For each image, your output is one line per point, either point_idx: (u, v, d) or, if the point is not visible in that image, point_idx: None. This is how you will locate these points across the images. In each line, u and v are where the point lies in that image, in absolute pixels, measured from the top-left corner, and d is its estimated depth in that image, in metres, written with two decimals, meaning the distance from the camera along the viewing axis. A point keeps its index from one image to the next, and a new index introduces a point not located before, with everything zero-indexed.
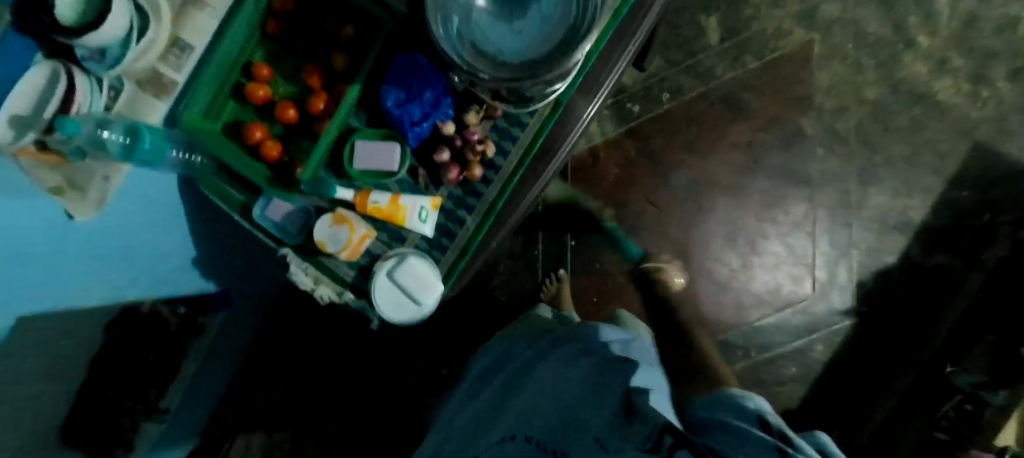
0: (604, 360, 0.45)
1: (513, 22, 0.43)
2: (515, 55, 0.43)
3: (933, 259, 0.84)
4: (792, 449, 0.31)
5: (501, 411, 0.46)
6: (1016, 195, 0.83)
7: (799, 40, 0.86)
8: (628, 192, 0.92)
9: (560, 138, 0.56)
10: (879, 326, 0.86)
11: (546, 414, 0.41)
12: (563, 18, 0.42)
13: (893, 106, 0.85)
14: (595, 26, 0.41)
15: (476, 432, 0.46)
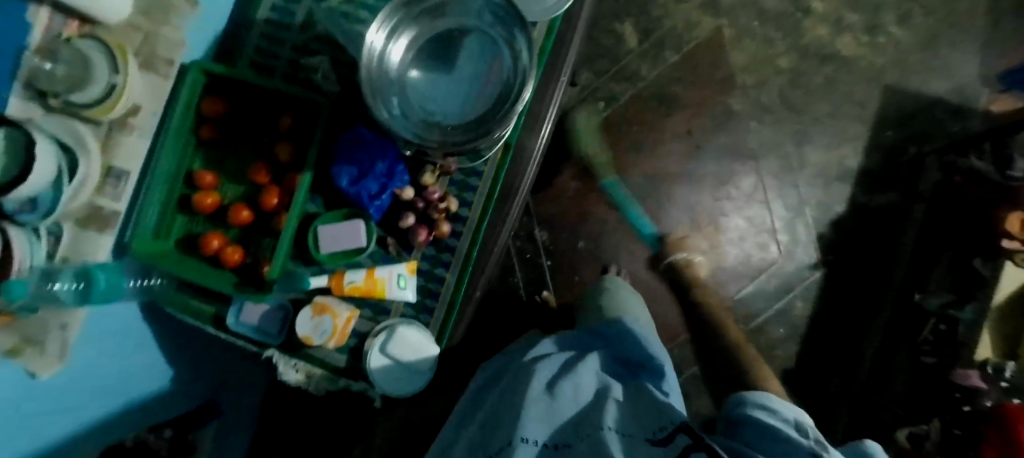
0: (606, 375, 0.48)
1: (446, 83, 0.45)
2: (457, 115, 0.44)
3: (877, 199, 0.90)
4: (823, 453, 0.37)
5: (497, 422, 0.46)
6: (932, 125, 0.90)
7: (710, 28, 0.93)
8: (590, 202, 0.95)
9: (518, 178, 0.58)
10: (848, 271, 0.90)
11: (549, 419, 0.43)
12: (497, 78, 0.44)
13: (806, 69, 0.92)
14: (528, 78, 0.43)
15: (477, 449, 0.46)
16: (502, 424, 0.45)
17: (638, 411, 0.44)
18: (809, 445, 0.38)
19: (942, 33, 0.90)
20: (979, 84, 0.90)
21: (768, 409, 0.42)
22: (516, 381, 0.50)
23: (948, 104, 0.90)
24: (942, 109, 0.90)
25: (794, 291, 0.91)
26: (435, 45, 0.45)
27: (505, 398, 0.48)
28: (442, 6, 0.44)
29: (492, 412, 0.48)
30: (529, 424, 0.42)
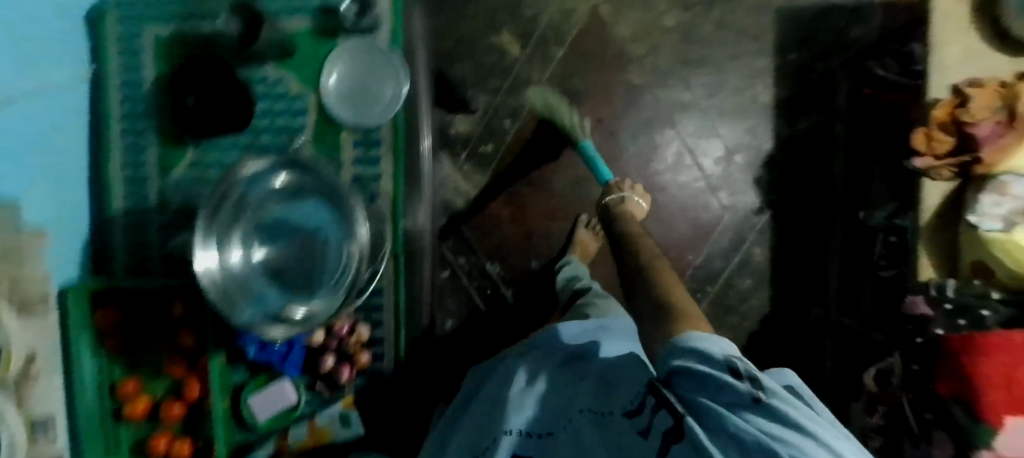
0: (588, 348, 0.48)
1: (303, 248, 0.48)
2: (332, 264, 0.48)
3: (801, 125, 0.88)
4: (766, 394, 0.30)
5: (487, 416, 0.45)
6: (834, 33, 0.86)
7: (586, 13, 0.91)
8: (528, 219, 0.95)
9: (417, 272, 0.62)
10: (793, 203, 0.89)
11: (534, 409, 0.42)
12: (333, 206, 0.48)
13: (693, 20, 0.89)
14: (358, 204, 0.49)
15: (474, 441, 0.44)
16: (492, 418, 0.44)
17: (624, 372, 0.41)
18: (746, 387, 0.30)
19: None
20: None
21: (695, 350, 0.35)
22: (505, 373, 0.49)
23: (843, 7, 0.86)
24: (839, 13, 0.87)
25: (747, 239, 0.91)
26: (259, 228, 0.47)
27: (493, 391, 0.48)
28: (241, 199, 0.45)
29: (481, 405, 0.47)
30: (514, 417, 0.41)
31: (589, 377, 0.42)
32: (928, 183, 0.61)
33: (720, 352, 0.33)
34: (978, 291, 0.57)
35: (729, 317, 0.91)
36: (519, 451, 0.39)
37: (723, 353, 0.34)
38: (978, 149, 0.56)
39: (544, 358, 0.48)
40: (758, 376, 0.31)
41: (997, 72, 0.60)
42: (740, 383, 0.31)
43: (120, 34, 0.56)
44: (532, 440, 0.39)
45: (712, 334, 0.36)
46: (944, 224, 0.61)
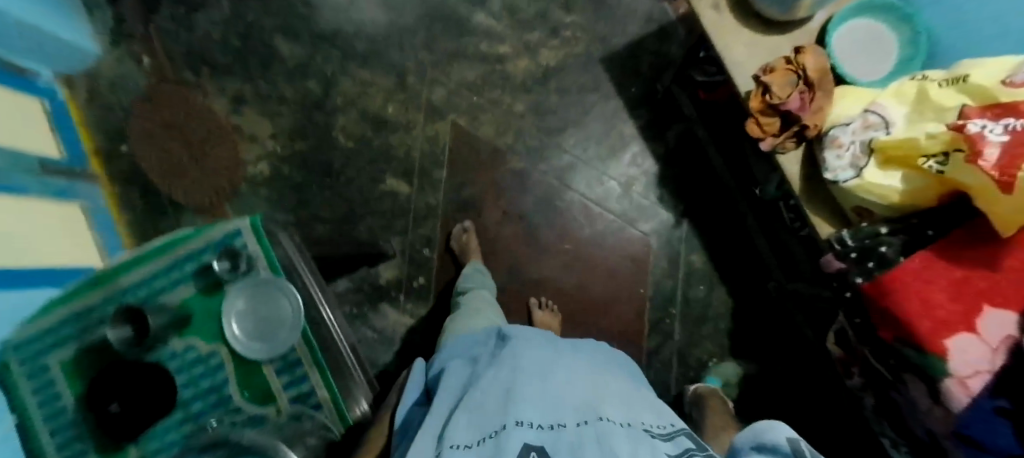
0: (583, 374, 0.50)
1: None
2: None
3: (670, 138, 0.96)
4: None
5: (484, 405, 0.43)
6: (654, 55, 0.97)
7: (448, 131, 0.99)
8: None
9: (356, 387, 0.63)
10: (700, 204, 0.95)
11: (540, 407, 0.42)
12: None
13: (538, 97, 0.98)
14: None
15: (469, 422, 0.41)
16: (493, 409, 0.42)
17: (630, 403, 0.47)
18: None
19: None
20: (657, 1, 0.98)
21: (764, 442, 0.36)
22: (501, 370, 0.48)
23: (651, 32, 0.97)
24: (650, 38, 0.97)
25: (679, 251, 0.96)
26: None
27: (486, 382, 0.47)
28: None
29: (474, 394, 0.45)
30: (525, 411, 0.40)
31: (593, 395, 0.46)
32: (784, 158, 0.67)
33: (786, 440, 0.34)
34: (868, 232, 0.60)
35: (702, 326, 0.94)
36: (531, 439, 0.37)
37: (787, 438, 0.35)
38: (800, 119, 0.63)
39: (540, 364, 0.49)
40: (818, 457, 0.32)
41: (781, 50, 0.67)
42: None
43: (26, 373, 0.60)
44: (547, 432, 0.39)
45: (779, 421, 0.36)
46: (814, 185, 0.66)
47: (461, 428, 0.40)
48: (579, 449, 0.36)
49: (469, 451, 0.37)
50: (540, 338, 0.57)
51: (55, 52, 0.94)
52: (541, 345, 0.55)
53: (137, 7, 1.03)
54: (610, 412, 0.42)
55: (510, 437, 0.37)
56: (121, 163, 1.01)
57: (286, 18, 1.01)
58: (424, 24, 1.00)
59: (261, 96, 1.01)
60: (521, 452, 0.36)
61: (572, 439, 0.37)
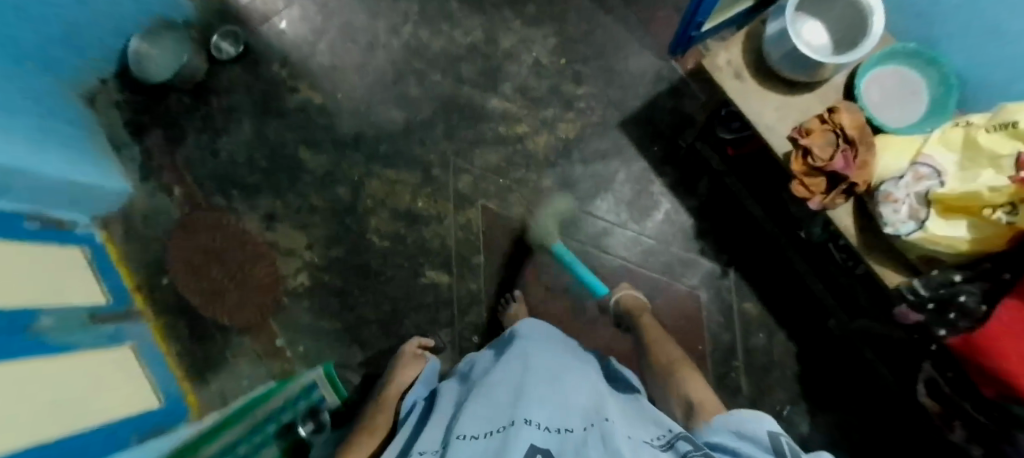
0: (585, 385, 0.53)
1: None
2: None
3: (700, 190, 0.96)
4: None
5: (493, 411, 0.46)
6: (670, 114, 0.98)
7: (480, 216, 1.00)
8: None
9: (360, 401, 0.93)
10: (742, 251, 0.94)
11: (547, 410, 0.45)
12: None
13: (562, 169, 0.99)
14: None
15: (481, 419, 0.45)
16: (505, 408, 0.46)
17: (633, 421, 0.47)
18: None
19: (607, 60, 1.00)
20: (665, 62, 1.00)
21: (746, 431, 0.41)
22: (510, 378, 0.52)
23: (663, 92, 0.99)
24: (664, 97, 0.99)
25: (732, 302, 0.94)
26: None
27: (496, 388, 0.51)
28: None
29: (486, 400, 0.49)
30: (533, 413, 0.43)
31: (596, 401, 0.49)
32: (836, 214, 0.67)
33: (768, 432, 0.40)
34: (943, 280, 0.58)
35: (769, 374, 0.91)
36: (538, 442, 0.39)
37: (769, 432, 0.40)
38: (847, 177, 0.63)
39: (546, 368, 0.54)
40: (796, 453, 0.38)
41: (812, 108, 0.68)
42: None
43: None
44: (553, 435, 0.42)
45: (759, 413, 0.42)
46: (869, 237, 0.65)
47: (472, 425, 0.44)
48: (583, 452, 0.38)
49: (476, 442, 0.41)
50: (551, 347, 0.62)
51: (86, 197, 0.94)
52: (551, 354, 0.59)
53: (163, 141, 1.06)
54: (612, 417, 0.46)
55: (519, 435, 0.39)
56: (164, 295, 1.01)
57: (306, 131, 1.04)
58: (441, 116, 1.02)
59: (292, 209, 1.02)
60: (528, 451, 0.38)
61: (576, 442, 0.40)
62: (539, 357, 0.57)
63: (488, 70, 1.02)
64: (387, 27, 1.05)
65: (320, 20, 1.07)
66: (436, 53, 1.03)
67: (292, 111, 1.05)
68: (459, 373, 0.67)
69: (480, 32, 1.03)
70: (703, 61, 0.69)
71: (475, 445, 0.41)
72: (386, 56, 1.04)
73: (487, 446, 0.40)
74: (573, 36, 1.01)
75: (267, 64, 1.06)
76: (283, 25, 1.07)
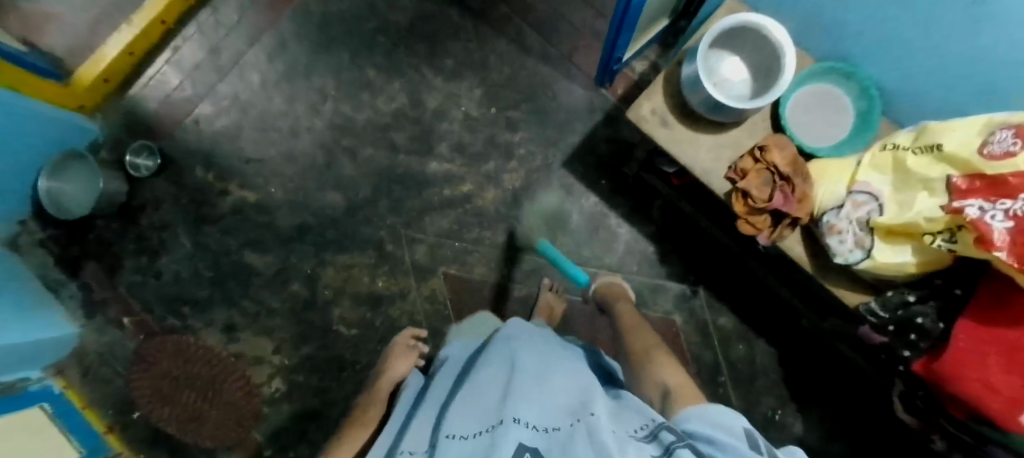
0: (575, 372, 0.47)
1: None
2: None
3: (654, 214, 0.95)
4: None
5: (481, 411, 0.41)
6: (611, 143, 0.97)
7: (443, 283, 0.97)
8: None
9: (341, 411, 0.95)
10: (705, 268, 0.94)
11: (537, 407, 0.39)
12: None
13: (515, 220, 0.97)
14: None
15: (469, 417, 0.40)
16: (492, 407, 0.40)
17: (626, 409, 0.41)
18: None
19: (538, 101, 0.98)
20: (595, 91, 0.98)
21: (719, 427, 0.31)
22: (498, 372, 0.46)
23: (600, 122, 0.97)
24: (602, 128, 0.97)
25: (706, 320, 0.94)
26: None
27: (482, 386, 0.46)
28: None
29: (475, 398, 0.44)
30: (522, 410, 0.37)
31: (588, 390, 0.42)
32: (786, 243, 0.66)
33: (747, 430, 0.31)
34: (897, 300, 0.59)
35: (755, 383, 0.91)
36: (525, 439, 0.34)
37: (744, 429, 0.31)
38: (789, 213, 0.62)
39: (534, 359, 0.47)
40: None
41: (743, 143, 0.67)
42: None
43: None
44: (542, 433, 0.35)
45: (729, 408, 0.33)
46: (825, 263, 0.65)
47: (459, 426, 0.39)
48: (572, 447, 0.32)
49: (464, 443, 0.37)
50: (540, 342, 0.54)
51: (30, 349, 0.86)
52: (543, 349, 0.51)
53: (100, 272, 1.00)
54: (605, 406, 0.39)
55: (505, 435, 0.34)
56: (137, 429, 0.96)
57: (247, 233, 1.00)
58: (382, 191, 0.99)
59: (251, 316, 0.98)
60: (514, 451, 0.33)
61: (567, 437, 0.34)
62: (524, 346, 0.51)
63: (420, 133, 0.99)
64: (306, 107, 1.01)
65: (235, 114, 1.01)
66: (363, 126, 1.00)
67: (227, 214, 1.00)
68: (446, 364, 0.61)
69: (404, 96, 1.00)
70: (626, 114, 0.68)
71: (461, 448, 0.36)
72: (312, 138, 1.00)
73: (473, 450, 0.35)
74: (499, 83, 0.99)
75: (190, 170, 1.01)
76: (198, 126, 1.01)
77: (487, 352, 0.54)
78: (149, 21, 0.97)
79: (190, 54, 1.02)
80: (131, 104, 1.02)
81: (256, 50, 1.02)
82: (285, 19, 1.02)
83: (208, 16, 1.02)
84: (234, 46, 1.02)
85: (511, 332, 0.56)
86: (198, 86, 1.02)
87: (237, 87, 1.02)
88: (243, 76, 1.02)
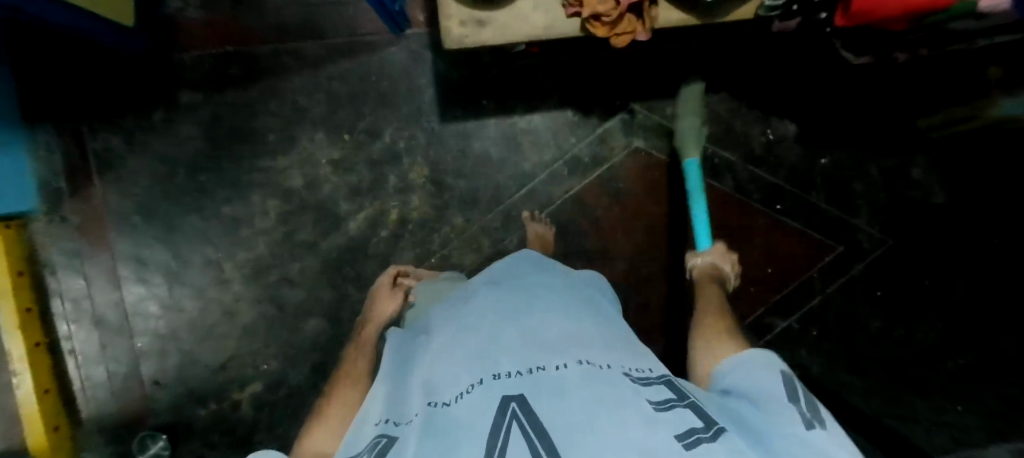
0: (555, 312, 0.49)
1: None
2: None
3: (544, 85, 0.91)
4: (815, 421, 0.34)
5: (461, 364, 0.41)
6: (457, 66, 0.90)
7: None
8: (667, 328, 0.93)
9: None
10: (620, 84, 0.91)
11: (517, 355, 0.41)
12: None
13: (454, 198, 0.93)
14: None
15: (450, 375, 0.41)
16: (472, 361, 0.41)
17: (609, 346, 0.44)
18: (804, 413, 0.34)
19: (371, 95, 0.91)
20: (404, 40, 0.90)
21: (770, 371, 0.39)
22: (478, 325, 0.47)
23: (433, 60, 0.90)
24: (438, 62, 0.90)
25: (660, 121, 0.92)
26: None
27: (462, 336, 0.46)
28: None
29: (455, 349, 0.44)
30: (504, 365, 0.39)
31: (569, 332, 0.45)
32: (663, 16, 0.62)
33: (791, 384, 0.38)
34: None
35: (734, 127, 0.92)
36: (509, 389, 0.36)
37: (787, 380, 0.38)
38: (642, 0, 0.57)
39: (501, 312, 0.49)
40: (814, 411, 0.35)
41: None
42: (799, 406, 0.35)
43: None
44: (526, 377, 0.37)
45: (779, 361, 0.41)
46: (705, 8, 0.60)
47: (442, 388, 0.40)
48: (559, 400, 0.34)
49: (448, 407, 0.37)
50: (513, 286, 0.56)
51: None
52: (517, 295, 0.53)
53: None
54: (589, 349, 0.42)
55: (490, 393, 0.36)
56: None
57: (286, 412, 0.96)
58: (340, 281, 0.94)
59: None
60: (500, 403, 0.34)
61: (555, 383, 0.36)
62: (503, 297, 0.53)
63: (318, 213, 0.93)
64: (216, 285, 0.94)
65: (172, 347, 0.95)
66: (271, 255, 0.93)
67: (257, 416, 0.96)
68: (423, 318, 0.62)
69: (274, 199, 0.92)
70: (445, 48, 0.62)
71: (445, 412, 0.36)
72: (248, 303, 0.94)
73: (459, 406, 0.36)
74: (327, 112, 0.91)
75: (192, 416, 0.95)
76: (159, 384, 0.95)
77: (466, 302, 0.55)
78: (27, 354, 0.85)
79: (88, 342, 0.93)
80: (94, 422, 0.94)
81: (130, 288, 0.93)
82: (118, 242, 0.92)
83: (63, 303, 0.92)
84: (111, 300, 0.93)
85: (492, 285, 0.57)
86: (123, 358, 0.94)
87: (150, 327, 0.94)
88: (143, 315, 0.94)
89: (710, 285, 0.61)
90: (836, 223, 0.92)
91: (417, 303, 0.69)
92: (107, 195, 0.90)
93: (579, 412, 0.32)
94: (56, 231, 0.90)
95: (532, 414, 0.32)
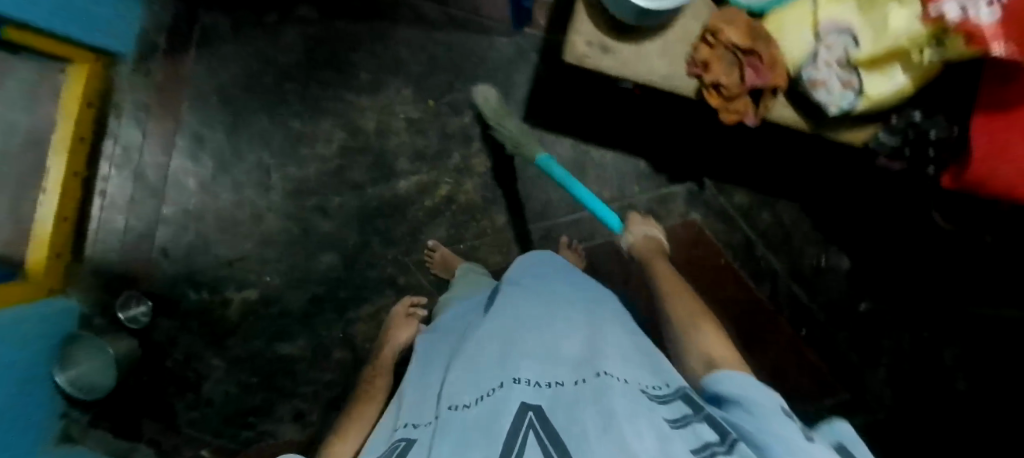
0: (575, 317, 0.47)
1: None
2: None
3: (629, 127, 0.92)
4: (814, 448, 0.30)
5: (480, 366, 0.40)
6: (557, 78, 0.93)
7: None
8: None
9: (311, 358, 0.96)
10: (699, 155, 0.92)
11: (537, 363, 0.40)
12: None
13: (504, 196, 0.95)
14: None
15: (467, 375, 0.40)
16: (491, 364, 0.40)
17: (625, 353, 0.42)
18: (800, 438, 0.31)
19: (469, 73, 0.93)
20: (518, 38, 0.94)
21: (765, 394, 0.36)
22: (499, 325, 0.46)
23: (537, 65, 0.93)
24: (541, 69, 0.93)
25: (722, 206, 0.93)
26: None
27: (482, 336, 0.45)
28: None
29: (475, 349, 0.43)
30: (524, 371, 0.38)
31: (586, 340, 0.43)
32: (778, 113, 0.62)
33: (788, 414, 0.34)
34: (900, 127, 0.57)
35: (791, 240, 0.92)
36: (528, 401, 0.35)
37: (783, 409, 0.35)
38: (766, 86, 0.58)
39: (523, 314, 0.47)
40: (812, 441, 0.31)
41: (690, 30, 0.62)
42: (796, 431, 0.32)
43: None
44: (544, 390, 0.36)
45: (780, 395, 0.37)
46: (821, 120, 0.61)
47: (458, 388, 0.39)
48: (574, 414, 0.32)
49: (466, 408, 0.36)
50: (534, 285, 0.54)
51: None
52: (537, 296, 0.51)
53: (158, 426, 0.95)
54: (607, 357, 0.40)
55: (508, 399, 0.35)
56: None
57: (268, 329, 0.96)
58: (368, 229, 0.95)
59: (312, 398, 0.96)
60: (517, 412, 0.34)
61: (569, 398, 0.34)
62: (524, 298, 0.51)
63: (375, 160, 0.94)
64: (256, 187, 0.96)
65: (192, 226, 0.96)
66: (316, 180, 0.95)
67: (240, 321, 0.96)
68: (449, 320, 0.62)
69: (342, 130, 0.94)
70: (564, 61, 0.63)
71: (463, 415, 0.35)
72: (278, 215, 0.96)
73: (477, 411, 0.35)
74: (423, 72, 0.94)
75: (183, 297, 0.96)
76: (165, 255, 0.96)
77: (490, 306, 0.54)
78: (62, 179, 0.88)
79: (120, 191, 0.96)
80: (92, 265, 0.95)
81: (179, 157, 0.96)
82: (188, 112, 0.95)
83: (114, 147, 0.95)
84: (157, 162, 0.96)
85: (515, 285, 0.56)
86: (144, 218, 0.96)
87: (180, 200, 0.96)
88: (179, 186, 0.96)
89: (658, 256, 0.64)
90: (857, 369, 0.91)
91: (446, 305, 0.69)
92: (198, 67, 0.94)
93: (591, 425, 0.31)
94: (139, 81, 0.94)
95: (549, 430, 0.32)
